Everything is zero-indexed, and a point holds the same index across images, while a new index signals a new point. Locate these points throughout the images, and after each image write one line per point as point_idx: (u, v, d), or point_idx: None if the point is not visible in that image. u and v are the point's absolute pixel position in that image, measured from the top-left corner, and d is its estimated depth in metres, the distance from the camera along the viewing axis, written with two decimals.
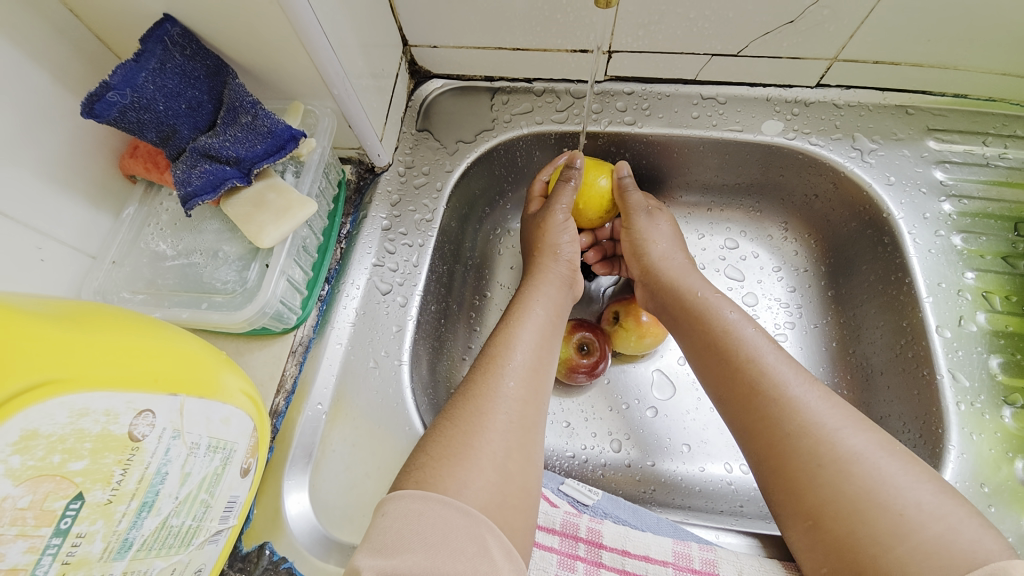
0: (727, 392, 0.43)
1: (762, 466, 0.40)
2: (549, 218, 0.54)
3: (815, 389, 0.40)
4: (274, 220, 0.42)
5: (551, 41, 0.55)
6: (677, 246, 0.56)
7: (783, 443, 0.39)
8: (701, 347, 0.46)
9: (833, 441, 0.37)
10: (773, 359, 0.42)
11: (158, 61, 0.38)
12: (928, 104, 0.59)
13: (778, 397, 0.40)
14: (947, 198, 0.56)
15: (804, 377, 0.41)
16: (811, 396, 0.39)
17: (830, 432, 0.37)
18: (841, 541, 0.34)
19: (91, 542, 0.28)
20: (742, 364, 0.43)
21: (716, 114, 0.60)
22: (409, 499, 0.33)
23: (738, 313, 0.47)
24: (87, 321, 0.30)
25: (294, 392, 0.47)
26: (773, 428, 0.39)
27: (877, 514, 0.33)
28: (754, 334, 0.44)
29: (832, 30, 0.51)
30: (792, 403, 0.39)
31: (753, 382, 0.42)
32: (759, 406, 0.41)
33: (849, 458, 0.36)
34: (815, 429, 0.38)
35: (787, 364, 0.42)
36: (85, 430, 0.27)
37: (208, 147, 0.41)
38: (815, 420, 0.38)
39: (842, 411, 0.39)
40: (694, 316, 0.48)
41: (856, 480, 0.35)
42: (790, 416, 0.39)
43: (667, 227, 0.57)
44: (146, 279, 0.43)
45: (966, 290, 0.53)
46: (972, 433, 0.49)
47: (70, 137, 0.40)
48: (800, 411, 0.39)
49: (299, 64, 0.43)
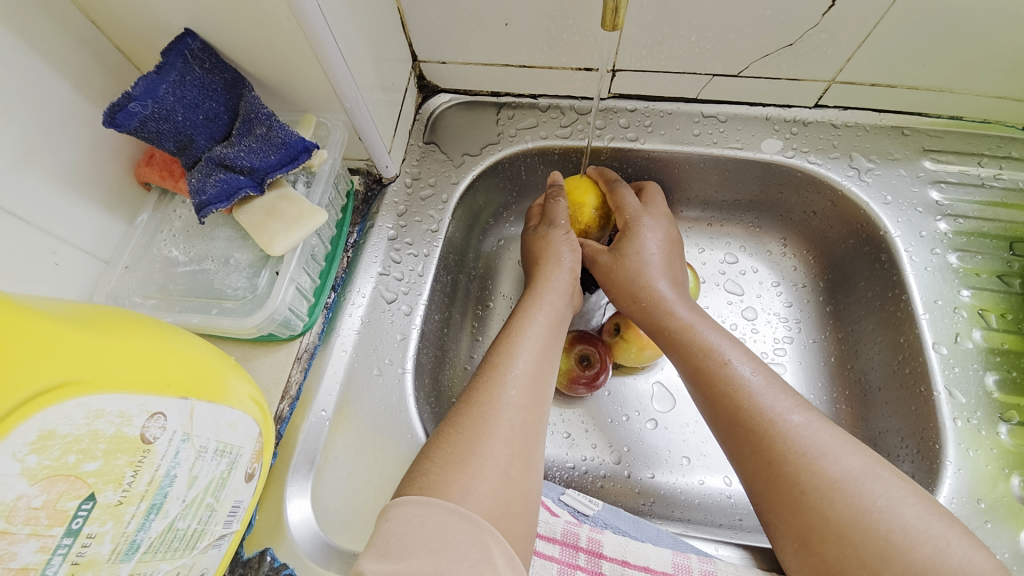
0: (715, 414, 0.44)
1: (753, 488, 0.41)
2: (546, 233, 0.56)
3: (800, 417, 0.40)
4: (285, 229, 0.43)
5: (557, 59, 0.57)
6: (666, 273, 0.54)
7: (768, 468, 0.39)
8: (689, 372, 0.47)
9: (815, 469, 0.37)
10: (760, 385, 0.43)
11: (178, 74, 0.39)
12: (924, 125, 0.60)
13: (765, 421, 0.41)
14: (943, 218, 0.57)
15: (791, 404, 0.41)
16: (795, 423, 0.40)
17: (812, 459, 0.38)
18: (829, 563, 0.35)
19: (100, 543, 0.28)
20: (728, 390, 0.43)
21: (717, 133, 0.61)
22: (412, 505, 0.33)
23: (723, 338, 0.47)
24: (104, 324, 0.31)
25: (299, 399, 0.48)
26: (760, 453, 0.40)
27: (862, 540, 0.34)
28: (739, 364, 0.44)
29: (829, 53, 0.53)
30: (775, 431, 0.40)
31: (738, 408, 0.42)
32: (745, 432, 0.41)
33: (831, 485, 0.36)
34: (797, 457, 0.38)
35: (770, 393, 0.42)
36: (100, 432, 0.28)
37: (223, 157, 0.42)
38: (800, 447, 0.38)
39: (829, 433, 0.39)
40: (679, 338, 0.49)
41: (840, 508, 0.35)
42: (775, 443, 0.39)
43: (662, 248, 0.55)
44: (158, 284, 0.44)
45: (962, 307, 0.54)
46: (968, 449, 0.49)
47: (89, 144, 0.41)
48: (784, 438, 0.39)
49: (314, 78, 0.44)
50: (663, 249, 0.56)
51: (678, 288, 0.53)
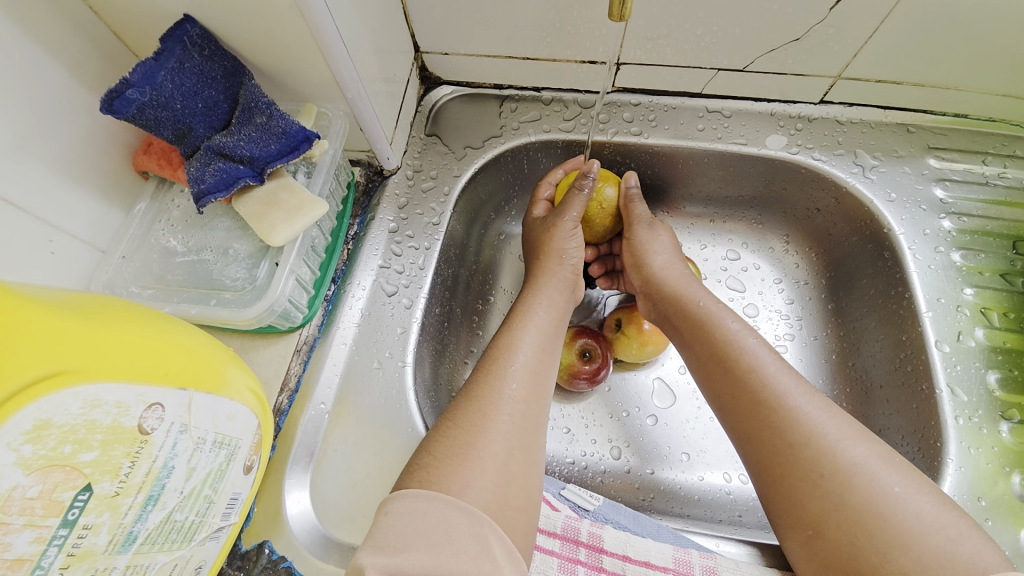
0: (731, 400, 0.43)
1: (762, 476, 0.40)
2: (555, 224, 0.54)
3: (816, 400, 0.40)
4: (285, 219, 0.43)
5: (561, 52, 0.56)
6: (675, 256, 0.55)
7: (786, 453, 0.39)
8: (707, 354, 0.46)
9: (834, 452, 0.37)
10: (779, 368, 0.42)
11: (177, 61, 0.38)
12: (929, 122, 0.60)
13: (782, 404, 0.40)
14: (947, 216, 0.57)
15: (805, 388, 0.41)
16: (814, 406, 0.40)
17: (831, 442, 0.37)
18: (843, 549, 0.35)
19: (96, 535, 0.28)
20: (747, 373, 0.43)
21: (721, 128, 0.61)
22: (412, 498, 0.33)
23: (736, 318, 0.47)
24: (100, 313, 0.31)
25: (298, 391, 0.48)
26: (776, 438, 0.40)
27: (877, 527, 0.34)
28: (757, 343, 0.45)
29: (836, 48, 0.53)
30: (795, 413, 0.39)
31: (757, 394, 0.42)
32: (763, 416, 0.41)
33: (849, 470, 0.36)
34: (818, 439, 0.38)
35: (790, 375, 0.42)
36: (96, 422, 0.27)
37: (222, 146, 0.41)
38: (818, 431, 0.38)
39: (837, 420, 0.39)
40: (695, 323, 0.48)
41: (856, 494, 0.35)
42: (792, 428, 0.39)
43: (667, 235, 0.57)
44: (155, 274, 0.43)
45: (965, 306, 0.54)
46: (969, 447, 0.49)
47: (86, 132, 0.41)
48: (804, 421, 0.39)
49: (315, 67, 0.44)
50: (669, 236, 0.57)
51: (687, 269, 0.55)
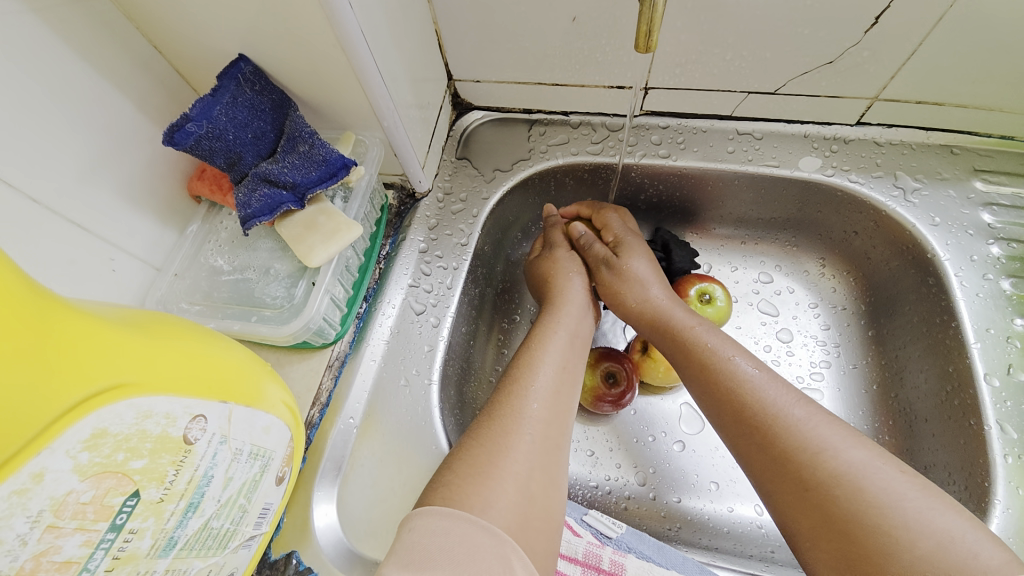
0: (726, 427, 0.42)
1: (763, 492, 0.39)
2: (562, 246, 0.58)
3: (804, 407, 0.39)
4: (322, 241, 0.45)
5: (588, 77, 0.58)
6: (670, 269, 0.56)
7: (796, 478, 0.36)
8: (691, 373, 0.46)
9: (819, 462, 0.36)
10: (761, 378, 0.42)
11: (231, 96, 0.41)
12: (975, 144, 0.57)
13: (765, 418, 0.39)
14: (995, 241, 0.54)
15: (791, 396, 0.40)
16: (800, 413, 0.39)
17: (820, 450, 0.36)
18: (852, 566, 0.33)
19: (141, 539, 0.30)
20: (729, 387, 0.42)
21: (751, 150, 0.60)
22: (438, 517, 0.33)
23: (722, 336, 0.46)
24: (155, 329, 0.33)
25: (329, 405, 0.49)
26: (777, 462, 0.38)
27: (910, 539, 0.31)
28: (740, 354, 0.44)
29: (873, 70, 0.52)
30: (780, 422, 0.39)
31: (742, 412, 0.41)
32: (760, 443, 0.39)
33: (831, 480, 0.35)
34: (803, 450, 0.37)
35: (773, 383, 0.41)
36: (147, 431, 0.29)
37: (268, 173, 0.44)
38: (804, 440, 0.37)
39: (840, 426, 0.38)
40: (678, 334, 0.48)
41: (841, 503, 0.34)
42: (790, 446, 0.37)
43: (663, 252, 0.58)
44: (203, 291, 0.46)
45: (1016, 337, 0.51)
46: (1018, 488, 0.46)
47: (147, 160, 0.44)
48: (790, 430, 0.38)
49: (354, 98, 0.46)
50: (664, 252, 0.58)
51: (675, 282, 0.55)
